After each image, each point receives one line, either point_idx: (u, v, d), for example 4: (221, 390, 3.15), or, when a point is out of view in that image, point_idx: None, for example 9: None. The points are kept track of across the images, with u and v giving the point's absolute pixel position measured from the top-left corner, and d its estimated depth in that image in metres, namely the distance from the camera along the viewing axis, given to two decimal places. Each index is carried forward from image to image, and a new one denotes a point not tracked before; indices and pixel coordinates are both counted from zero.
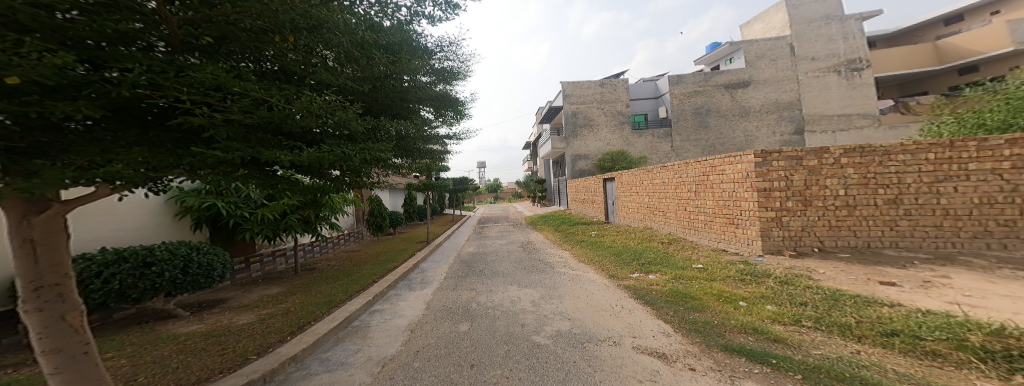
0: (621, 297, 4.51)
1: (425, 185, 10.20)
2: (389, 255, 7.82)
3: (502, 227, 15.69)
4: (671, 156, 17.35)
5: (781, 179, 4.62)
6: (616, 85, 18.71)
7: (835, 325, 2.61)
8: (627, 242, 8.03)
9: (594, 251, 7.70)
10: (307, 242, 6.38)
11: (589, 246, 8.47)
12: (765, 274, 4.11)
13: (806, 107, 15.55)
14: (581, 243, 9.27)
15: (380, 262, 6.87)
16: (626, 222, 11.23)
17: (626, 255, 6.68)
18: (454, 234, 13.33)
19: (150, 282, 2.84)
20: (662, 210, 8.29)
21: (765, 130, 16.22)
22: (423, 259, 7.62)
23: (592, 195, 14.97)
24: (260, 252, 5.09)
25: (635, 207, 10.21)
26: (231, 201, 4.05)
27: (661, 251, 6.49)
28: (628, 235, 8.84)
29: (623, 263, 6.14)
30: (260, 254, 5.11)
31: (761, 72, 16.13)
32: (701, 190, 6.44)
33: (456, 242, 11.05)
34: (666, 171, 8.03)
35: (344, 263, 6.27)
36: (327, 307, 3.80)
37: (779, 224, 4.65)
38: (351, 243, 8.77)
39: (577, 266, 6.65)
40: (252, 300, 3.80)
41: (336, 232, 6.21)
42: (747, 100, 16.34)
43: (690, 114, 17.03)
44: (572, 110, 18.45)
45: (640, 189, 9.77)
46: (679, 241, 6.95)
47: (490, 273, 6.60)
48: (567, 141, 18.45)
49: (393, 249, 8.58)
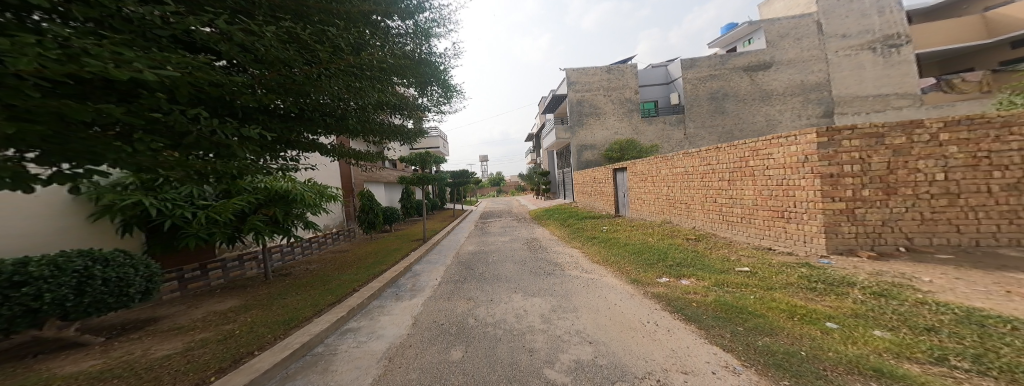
0: (651, 309, 3.66)
1: (420, 179, 9.38)
2: (381, 255, 7.10)
3: (505, 222, 14.91)
4: (684, 145, 16.34)
5: (853, 162, 3.70)
6: (624, 71, 17.61)
7: (1011, 368, 1.67)
8: (645, 238, 7.10)
9: (608, 249, 6.82)
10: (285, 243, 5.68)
11: (602, 243, 7.60)
12: (844, 282, 3.13)
13: (834, 89, 14.34)
14: (592, 240, 8.38)
15: (368, 264, 6.11)
16: (639, 215, 10.33)
17: (647, 254, 5.79)
18: (454, 230, 12.56)
19: (23, 308, 2.12)
20: (685, 201, 7.35)
21: (788, 114, 15.10)
22: (416, 261, 6.85)
23: (600, 187, 14.05)
24: (221, 257, 4.37)
25: (652, 199, 9.25)
26: (167, 198, 3.39)
27: (688, 250, 5.56)
28: (645, 231, 7.90)
29: (646, 265, 5.25)
30: (220, 259, 4.38)
31: (783, 52, 14.90)
32: (735, 179, 5.52)
33: (456, 240, 10.28)
34: (689, 158, 7.10)
35: (325, 267, 5.55)
36: (286, 328, 3.02)
37: (851, 218, 3.73)
38: (339, 243, 8.05)
39: (590, 268, 5.82)
40: (191, 321, 3.03)
41: (313, 232, 5.42)
42: (768, 82, 15.17)
43: (705, 99, 15.91)
44: (577, 98, 17.44)
45: (657, 179, 8.82)
46: (708, 237, 6.02)
47: (491, 277, 5.80)
48: (573, 131, 17.47)
49: (386, 248, 7.84)
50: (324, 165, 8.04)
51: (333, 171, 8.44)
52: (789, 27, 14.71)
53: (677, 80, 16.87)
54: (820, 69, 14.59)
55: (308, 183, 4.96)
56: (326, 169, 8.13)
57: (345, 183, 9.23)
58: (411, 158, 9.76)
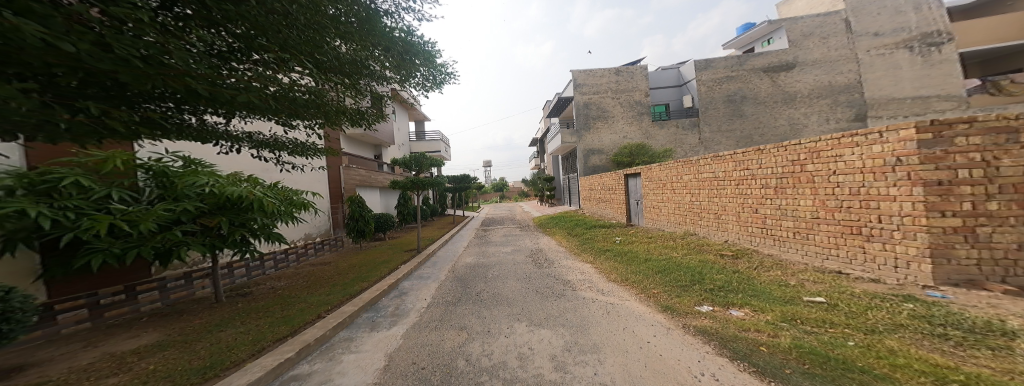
0: (701, 353, 2.72)
1: (415, 183, 8.55)
2: (366, 268, 6.30)
3: (507, 229, 14.04)
4: (699, 150, 15.37)
5: (973, 165, 2.82)
6: (633, 72, 16.78)
7: None
8: (669, 253, 6.15)
9: (626, 266, 5.90)
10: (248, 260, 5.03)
11: (617, 257, 6.67)
12: (992, 330, 2.18)
13: (865, 91, 13.36)
14: (605, 253, 7.44)
15: (347, 281, 5.28)
16: (656, 225, 9.38)
17: (675, 274, 4.86)
18: (454, 239, 11.70)
19: None
20: (714, 212, 6.44)
21: (815, 118, 14.05)
22: (404, 276, 6.01)
23: (609, 194, 13.12)
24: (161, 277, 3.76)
25: (671, 208, 8.32)
26: (69, 206, 2.60)
27: (727, 269, 4.61)
28: (667, 244, 6.95)
29: (676, 288, 4.33)
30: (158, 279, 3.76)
31: (807, 52, 13.96)
32: (783, 186, 4.63)
33: (453, 250, 9.43)
34: (719, 162, 6.22)
35: (294, 286, 4.76)
36: (190, 383, 2.10)
37: (970, 239, 2.82)
38: (322, 254, 7.27)
39: (606, 289, 4.91)
40: (68, 371, 2.20)
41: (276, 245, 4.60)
42: (790, 84, 14.22)
43: (722, 102, 14.98)
44: (584, 101, 16.64)
45: (678, 187, 7.92)
46: (747, 254, 5.08)
47: (489, 299, 4.92)
48: (579, 134, 16.62)
49: (373, 260, 7.03)
50: (308, 167, 7.31)
51: (320, 173, 7.71)
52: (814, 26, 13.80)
53: (690, 82, 16.00)
54: (849, 69, 13.61)
55: (272, 188, 4.23)
56: (311, 171, 7.41)
57: (334, 187, 8.47)
58: (405, 161, 9.00)
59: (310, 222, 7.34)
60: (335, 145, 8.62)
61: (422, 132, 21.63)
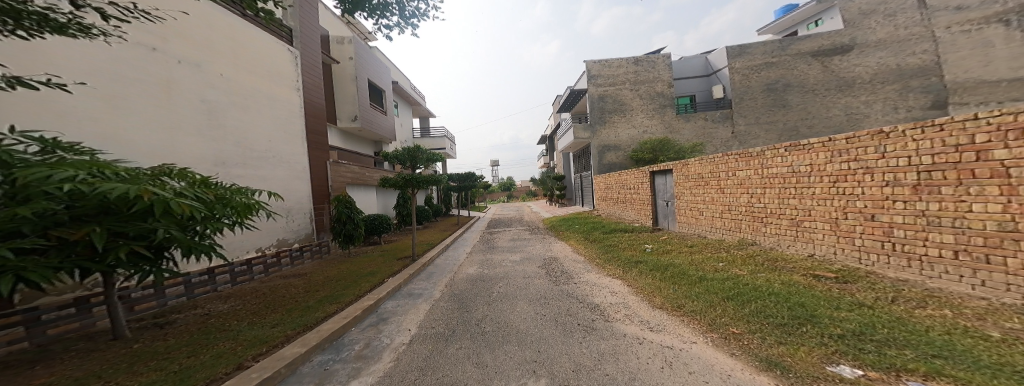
0: None
1: (406, 180, 7.39)
2: (345, 284, 5.34)
3: (514, 232, 12.89)
4: (733, 144, 13.74)
5: None
6: (654, 61, 15.27)
7: None
8: (731, 272, 4.67)
9: (672, 290, 4.47)
10: (181, 282, 4.09)
11: (654, 276, 5.28)
12: None
13: (946, 73, 11.67)
14: (638, 266, 6.02)
15: (314, 304, 4.21)
16: (693, 231, 7.92)
17: (755, 306, 3.40)
18: (456, 246, 10.60)
19: None
20: (791, 218, 4.94)
21: (881, 106, 12.21)
22: (388, 295, 5.26)
23: (630, 194, 11.69)
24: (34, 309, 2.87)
25: (716, 211, 6.83)
26: None
27: (840, 299, 3.15)
28: (721, 258, 5.49)
29: (773, 328, 2.88)
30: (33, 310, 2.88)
31: (869, 32, 12.36)
32: (937, 182, 3.11)
33: (452, 262, 8.50)
34: (800, 154, 4.71)
35: (238, 314, 3.70)
36: None
37: None
38: (300, 264, 6.38)
39: (658, 325, 3.60)
40: None
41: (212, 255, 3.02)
42: (847, 69, 12.48)
43: (760, 91, 13.26)
44: (599, 93, 15.23)
45: (728, 186, 6.42)
46: (863, 278, 3.59)
47: (493, 336, 3.70)
48: (593, 129, 15.15)
49: (357, 273, 6.08)
50: (285, 161, 6.31)
51: (300, 170, 6.73)
52: (876, 2, 12.29)
53: (721, 70, 14.33)
54: (925, 50, 11.98)
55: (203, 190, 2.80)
56: (289, 166, 6.42)
57: (320, 186, 7.57)
58: (397, 155, 7.92)
59: (288, 226, 6.38)
60: (319, 139, 7.71)
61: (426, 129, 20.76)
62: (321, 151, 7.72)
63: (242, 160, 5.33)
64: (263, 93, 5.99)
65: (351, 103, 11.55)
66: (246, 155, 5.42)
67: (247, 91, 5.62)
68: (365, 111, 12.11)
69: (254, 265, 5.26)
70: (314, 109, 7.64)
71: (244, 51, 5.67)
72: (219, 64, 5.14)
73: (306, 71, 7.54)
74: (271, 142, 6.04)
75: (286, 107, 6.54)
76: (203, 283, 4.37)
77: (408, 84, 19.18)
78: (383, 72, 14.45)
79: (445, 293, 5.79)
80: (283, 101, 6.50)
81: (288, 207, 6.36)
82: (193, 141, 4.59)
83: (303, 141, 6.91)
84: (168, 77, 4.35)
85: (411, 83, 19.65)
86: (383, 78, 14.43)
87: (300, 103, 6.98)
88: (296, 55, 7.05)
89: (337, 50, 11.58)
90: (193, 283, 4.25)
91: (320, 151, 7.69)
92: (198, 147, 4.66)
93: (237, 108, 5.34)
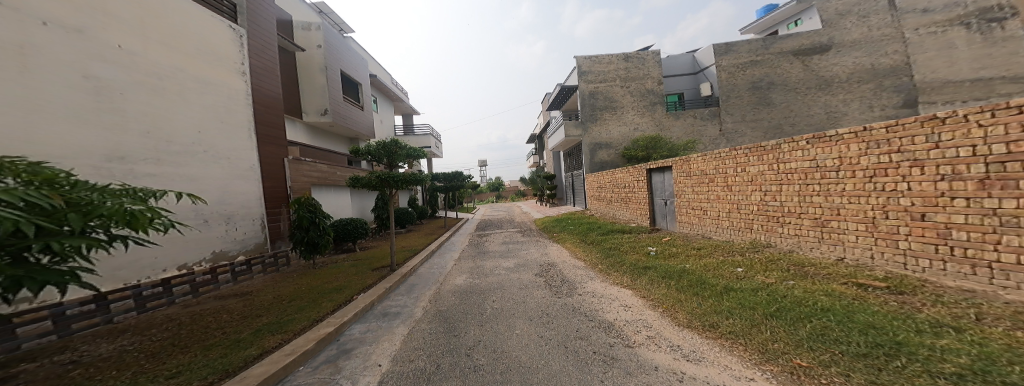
0: None
1: (383, 179, 6.38)
2: (301, 304, 4.40)
3: (507, 234, 12.20)
4: (721, 142, 13.97)
5: None
6: (644, 58, 15.11)
7: None
8: (757, 280, 4.16)
9: (697, 302, 3.91)
10: (50, 313, 3.05)
11: (673, 283, 4.85)
12: None
13: (915, 73, 12.12)
14: (648, 273, 5.67)
15: (245, 336, 3.27)
16: (697, 231, 7.54)
17: (812, 326, 2.77)
18: (444, 252, 9.66)
19: None
20: (814, 218, 4.51)
21: (857, 104, 12.58)
22: (356, 317, 4.30)
23: (626, 192, 11.38)
24: None
25: (724, 211, 6.46)
26: None
27: (904, 317, 2.64)
28: (737, 262, 5.05)
29: (853, 360, 2.21)
30: None
31: (845, 32, 12.74)
32: (1013, 175, 2.62)
33: (439, 271, 7.58)
34: (827, 147, 4.26)
35: (129, 358, 2.77)
36: None
37: None
38: (246, 280, 5.34)
39: (690, 343, 3.11)
40: None
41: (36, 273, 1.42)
42: (827, 68, 12.88)
43: (746, 89, 13.62)
44: (590, 90, 14.94)
45: (738, 184, 6.03)
46: (918, 287, 3.10)
47: (487, 373, 2.85)
48: (584, 126, 14.90)
49: (318, 290, 5.07)
50: (221, 158, 5.12)
51: (245, 169, 5.55)
52: (852, 4, 12.70)
53: (708, 68, 14.44)
54: (897, 50, 12.38)
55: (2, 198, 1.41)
56: (227, 164, 5.22)
57: (277, 185, 6.45)
58: (370, 152, 6.73)
59: (230, 235, 5.24)
60: (276, 133, 6.53)
61: (409, 125, 19.57)
62: (278, 146, 6.56)
63: (155, 156, 4.12)
64: (190, 72, 4.79)
65: (320, 96, 10.23)
66: (161, 148, 4.21)
67: (164, 68, 4.41)
68: (337, 105, 10.81)
69: (174, 286, 4.21)
70: (267, 98, 6.43)
71: (161, 18, 4.46)
72: (118, 29, 3.92)
73: (257, 54, 6.30)
74: (202, 133, 4.84)
75: (226, 92, 5.35)
76: (88, 316, 3.31)
77: (388, 79, 17.86)
78: (359, 64, 13.14)
79: (428, 310, 4.90)
80: (221, 85, 5.30)
81: (229, 211, 5.21)
82: (70, 128, 3.36)
83: (250, 134, 5.75)
84: (24, 38, 3.11)
85: (391, 78, 18.42)
86: (359, 71, 13.13)
87: (246, 89, 5.79)
88: (241, 33, 5.82)
89: (302, 37, 10.21)
90: (70, 317, 3.17)
91: (278, 146, 6.55)
92: (81, 138, 3.43)
93: (145, 89, 4.13)
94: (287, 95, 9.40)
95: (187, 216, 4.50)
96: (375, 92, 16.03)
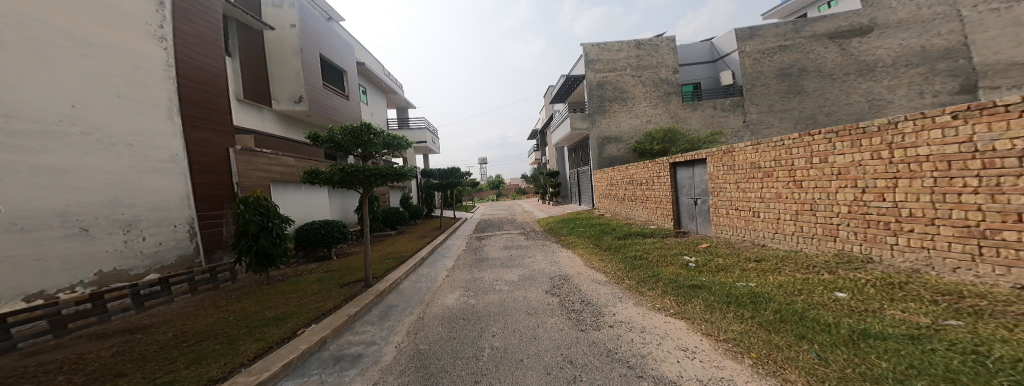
0: None
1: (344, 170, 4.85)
2: (210, 347, 3.01)
3: (509, 236, 10.82)
4: (745, 134, 12.68)
5: None
6: (657, 45, 13.73)
7: None
8: (895, 316, 2.73)
9: (812, 353, 2.45)
10: None
11: (744, 312, 3.46)
12: None
13: (973, 55, 10.81)
14: (698, 296, 4.27)
15: None
16: (745, 236, 6.17)
17: None
18: (436, 259, 8.26)
19: None
20: (964, 225, 3.07)
21: (905, 91, 11.34)
22: (290, 368, 2.90)
23: (642, 189, 10.03)
24: None
25: (789, 212, 5.09)
26: None
27: None
28: (834, 285, 3.62)
29: None
30: None
31: (890, 12, 11.52)
32: None
33: (427, 285, 6.17)
34: (997, 121, 2.80)
35: None
36: None
37: None
38: (156, 307, 3.97)
39: None
40: None
41: None
42: (868, 52, 11.62)
43: (774, 77, 12.31)
44: (598, 80, 13.57)
45: (813, 178, 4.65)
46: None
47: None
48: (592, 119, 13.55)
49: (250, 320, 3.70)
50: (118, 143, 3.80)
51: (161, 160, 4.23)
52: None
53: (730, 55, 13.14)
54: (952, 30, 11.13)
55: None
56: (129, 152, 3.90)
57: (218, 182, 5.08)
58: (340, 141, 5.14)
59: (133, 248, 3.89)
60: (217, 116, 5.25)
61: (403, 119, 18.25)
62: (220, 132, 5.25)
63: None
64: (55, 25, 3.40)
65: (294, 81, 8.93)
66: None
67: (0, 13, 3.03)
68: (316, 92, 9.52)
69: (14, 325, 2.86)
70: (205, 73, 5.16)
71: None
72: None
73: (191, 17, 5.00)
74: (80, 110, 3.50)
75: (128, 59, 4.01)
76: None
77: (379, 69, 16.63)
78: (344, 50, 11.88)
79: (403, 350, 3.50)
80: (118, 48, 3.93)
81: (132, 215, 3.88)
82: None
83: (170, 115, 4.45)
84: None
85: (384, 70, 17.23)
86: (343, 57, 11.89)
87: (164, 58, 4.49)
88: None
89: (271, 14, 8.89)
90: None
91: (219, 132, 5.23)
92: None
93: None
94: (252, 79, 8.11)
95: (45, 223, 3.17)
96: (364, 82, 14.76)
